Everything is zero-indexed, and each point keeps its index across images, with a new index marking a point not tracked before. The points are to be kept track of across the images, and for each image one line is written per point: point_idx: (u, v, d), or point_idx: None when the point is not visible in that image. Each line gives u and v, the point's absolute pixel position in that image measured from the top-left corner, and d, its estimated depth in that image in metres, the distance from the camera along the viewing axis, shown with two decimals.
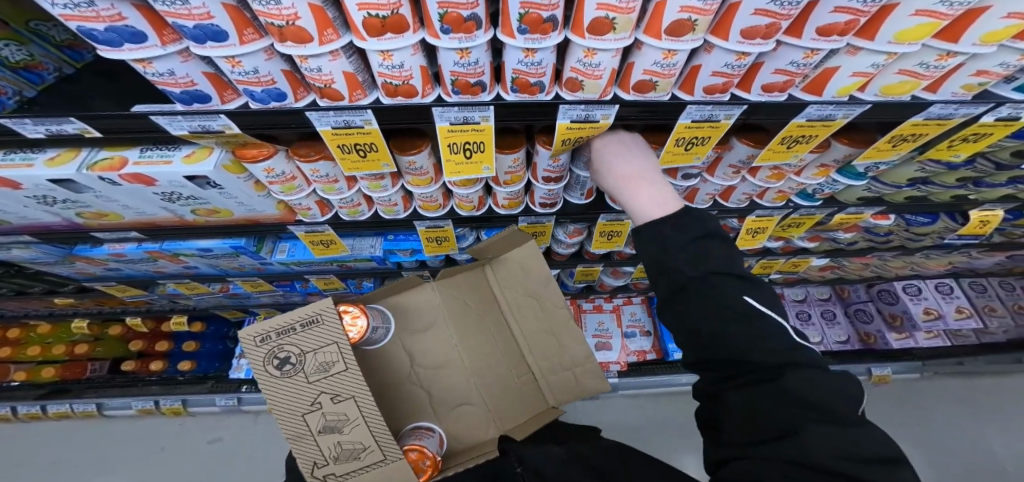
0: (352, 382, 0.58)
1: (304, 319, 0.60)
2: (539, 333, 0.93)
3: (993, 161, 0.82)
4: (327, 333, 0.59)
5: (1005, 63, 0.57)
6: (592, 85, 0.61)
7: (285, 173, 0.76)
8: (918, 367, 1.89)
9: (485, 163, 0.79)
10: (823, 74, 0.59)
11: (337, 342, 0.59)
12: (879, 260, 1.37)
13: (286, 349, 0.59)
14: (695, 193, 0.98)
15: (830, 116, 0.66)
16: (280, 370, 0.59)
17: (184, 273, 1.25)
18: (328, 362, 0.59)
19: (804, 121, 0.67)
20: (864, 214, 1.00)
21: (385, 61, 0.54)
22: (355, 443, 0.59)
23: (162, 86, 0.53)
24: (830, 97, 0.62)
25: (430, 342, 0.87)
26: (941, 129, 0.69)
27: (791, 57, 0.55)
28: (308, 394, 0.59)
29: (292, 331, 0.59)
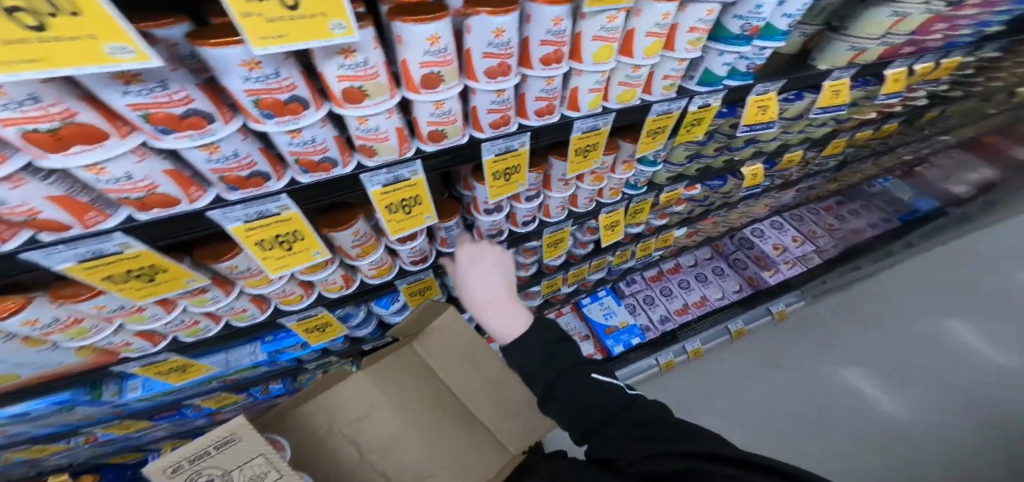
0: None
1: (218, 441, 0.61)
2: (472, 388, 1.12)
3: (723, 134, 1.04)
4: (250, 446, 0.63)
5: (674, 68, 0.74)
6: (384, 147, 0.65)
7: (61, 318, 0.68)
8: (798, 294, 2.23)
9: (312, 248, 0.76)
10: (573, 92, 0.72)
11: (265, 453, 0.64)
12: (722, 216, 1.60)
13: (205, 473, 0.60)
14: (548, 209, 1.11)
15: (595, 126, 0.78)
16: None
17: (19, 440, 1.07)
18: (262, 473, 0.64)
19: (580, 133, 0.79)
20: (678, 191, 1.19)
21: (99, 175, 0.47)
22: None
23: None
24: (586, 111, 0.75)
25: (376, 425, 1.01)
26: (672, 121, 0.86)
27: (538, 85, 0.67)
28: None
29: (205, 455, 0.60)
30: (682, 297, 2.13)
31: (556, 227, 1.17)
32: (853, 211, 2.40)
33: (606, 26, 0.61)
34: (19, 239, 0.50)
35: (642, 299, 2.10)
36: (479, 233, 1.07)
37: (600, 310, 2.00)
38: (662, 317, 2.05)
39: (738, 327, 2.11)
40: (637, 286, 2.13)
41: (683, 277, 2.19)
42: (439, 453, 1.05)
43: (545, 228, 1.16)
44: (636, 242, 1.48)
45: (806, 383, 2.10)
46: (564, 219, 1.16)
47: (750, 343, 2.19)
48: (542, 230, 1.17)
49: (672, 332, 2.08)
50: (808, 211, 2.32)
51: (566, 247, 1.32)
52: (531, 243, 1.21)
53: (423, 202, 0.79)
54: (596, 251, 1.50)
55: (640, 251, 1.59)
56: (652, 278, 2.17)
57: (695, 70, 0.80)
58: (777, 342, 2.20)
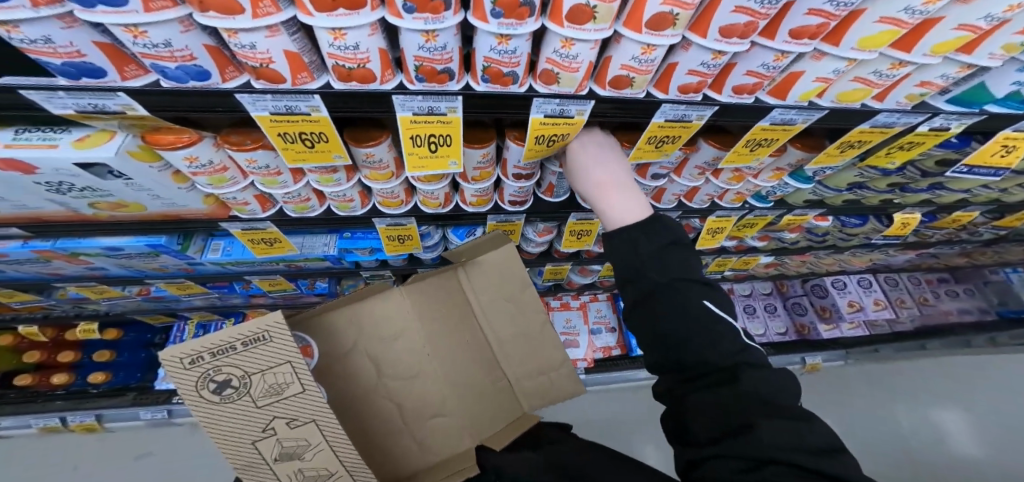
0: (312, 406, 0.51)
1: (247, 336, 0.46)
2: (514, 339, 0.85)
3: (920, 169, 0.90)
4: (282, 350, 0.48)
5: (945, 74, 0.61)
6: (567, 78, 0.61)
7: (213, 163, 0.69)
8: (842, 355, 2.08)
9: (451, 158, 0.78)
10: (790, 77, 0.61)
11: (292, 361, 0.48)
12: (815, 258, 1.48)
13: (225, 371, 0.46)
14: (661, 193, 1.01)
15: (791, 120, 0.69)
16: (218, 395, 0.47)
17: (89, 276, 1.10)
18: (282, 385, 0.49)
19: (767, 124, 0.70)
20: (808, 217, 1.07)
21: (336, 40, 0.50)
22: (318, 469, 0.55)
23: (35, 55, 0.44)
24: (792, 101, 0.65)
25: (400, 351, 0.76)
26: (883, 137, 0.74)
27: (763, 59, 0.57)
28: (259, 420, 0.50)
29: (229, 351, 0.45)
30: None
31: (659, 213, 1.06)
32: (950, 293, 2.28)
33: (915, 7, 0.47)
34: (239, 81, 0.55)
35: None
36: None
37: None
38: None
39: None
40: None
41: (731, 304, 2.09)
42: (463, 404, 0.81)
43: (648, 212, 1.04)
44: (716, 256, 1.34)
45: None
46: (673, 208, 1.04)
47: None
48: None
49: None
50: (908, 278, 2.20)
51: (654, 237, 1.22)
52: None
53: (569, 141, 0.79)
54: None
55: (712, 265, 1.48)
56: None
57: (965, 82, 0.65)
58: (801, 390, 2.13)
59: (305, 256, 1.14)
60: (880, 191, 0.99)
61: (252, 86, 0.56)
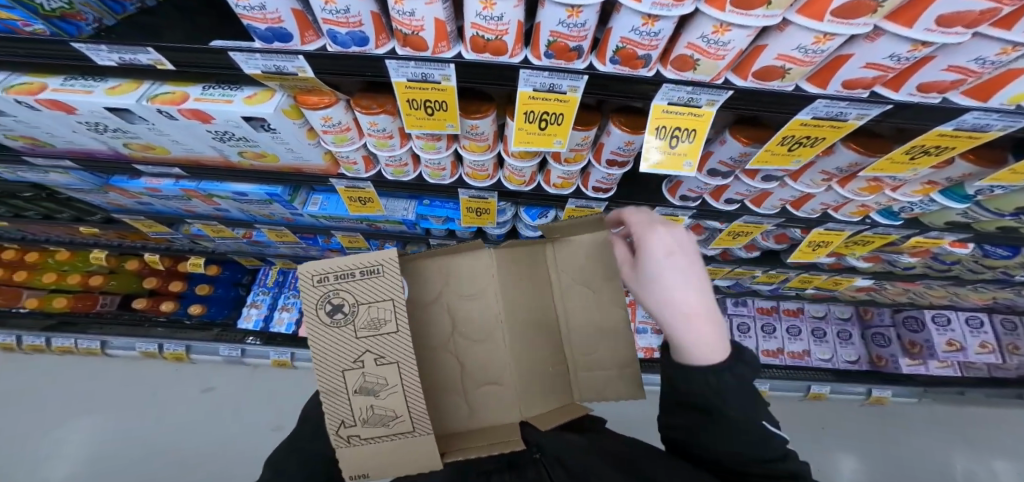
0: (399, 345, 0.54)
1: (365, 266, 0.55)
2: (586, 329, 0.78)
3: None
4: (387, 286, 0.54)
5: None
6: (708, 65, 0.58)
7: (343, 123, 0.74)
8: (919, 392, 1.93)
9: (558, 136, 0.77)
10: (1003, 76, 0.51)
11: (394, 299, 0.54)
12: (923, 287, 1.35)
13: (340, 296, 0.55)
14: (765, 197, 0.96)
15: (985, 126, 0.59)
16: (331, 317, 0.55)
17: (213, 216, 1.20)
18: (380, 320, 0.54)
19: (951, 128, 0.60)
20: (943, 241, 0.94)
21: (485, 10, 0.53)
22: (388, 410, 0.55)
23: (247, 21, 0.50)
24: (996, 104, 0.55)
25: (479, 311, 0.72)
26: None
27: (980, 52, 0.47)
28: (353, 349, 0.55)
29: (349, 276, 0.55)
30: (781, 341, 1.97)
31: (756, 219, 1.03)
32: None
33: None
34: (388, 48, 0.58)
35: (738, 324, 1.97)
36: (677, 187, 1.01)
37: None
38: None
39: (820, 391, 1.89)
40: (742, 310, 2.00)
41: (796, 324, 1.99)
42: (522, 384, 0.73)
43: (743, 215, 1.02)
44: (803, 271, 1.29)
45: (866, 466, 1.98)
46: (774, 215, 1.00)
47: (823, 408, 2.10)
48: (738, 216, 1.03)
49: None
50: None
51: (738, 244, 1.18)
52: (713, 222, 1.10)
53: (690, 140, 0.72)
54: (757, 261, 1.31)
55: (795, 281, 1.42)
56: (761, 310, 2.00)
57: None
58: (852, 416, 2.09)
59: (388, 218, 1.18)
60: None
61: (404, 54, 0.59)
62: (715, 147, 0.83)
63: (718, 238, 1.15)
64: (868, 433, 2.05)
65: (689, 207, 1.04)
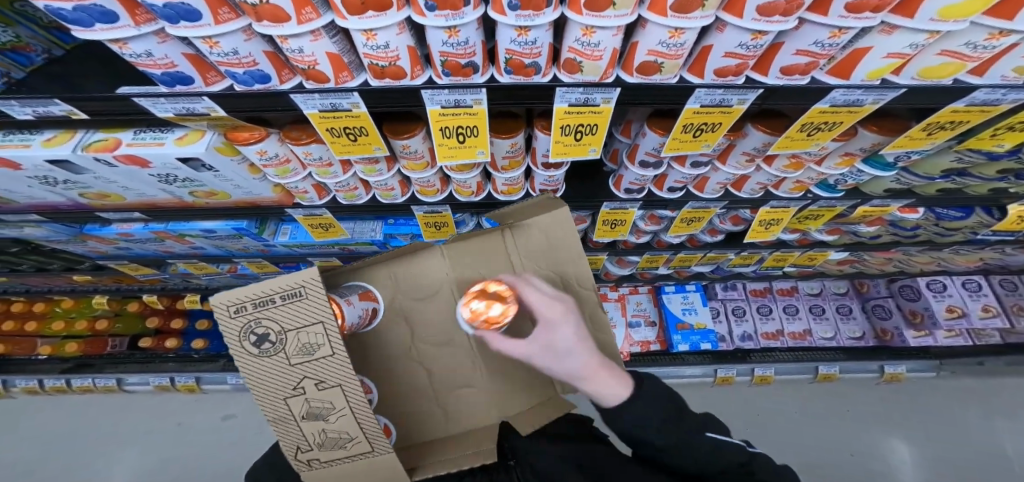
0: (339, 368, 0.49)
1: (285, 290, 0.48)
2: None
3: None
4: (313, 307, 0.48)
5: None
6: (591, 66, 0.60)
7: (278, 155, 0.75)
8: (934, 366, 1.86)
9: (479, 147, 0.79)
10: (853, 54, 0.55)
11: (324, 322, 0.48)
12: (904, 255, 1.31)
13: (263, 324, 0.48)
14: (705, 182, 0.98)
15: (857, 101, 0.62)
16: (258, 348, 0.49)
17: (192, 254, 1.29)
18: (313, 344, 0.48)
19: (827, 106, 0.64)
20: (890, 207, 0.95)
21: (369, 41, 0.52)
22: (341, 432, 0.53)
23: (143, 67, 0.52)
24: (858, 80, 0.58)
25: (438, 312, 0.69)
26: (984, 116, 0.65)
27: (816, 36, 0.51)
28: (290, 378, 0.50)
29: (269, 303, 0.48)
30: (780, 322, 1.91)
31: (703, 203, 1.04)
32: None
33: None
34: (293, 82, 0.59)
35: (732, 309, 1.94)
36: (620, 181, 1.01)
37: (681, 303, 1.89)
38: (744, 334, 1.88)
39: (829, 372, 1.85)
40: (733, 294, 1.97)
41: (792, 303, 1.94)
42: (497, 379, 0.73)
43: (689, 202, 1.04)
44: (774, 250, 1.27)
45: (890, 452, 1.88)
46: (718, 199, 1.02)
47: (834, 389, 2.02)
48: (685, 202, 1.05)
49: (746, 351, 1.87)
50: None
51: (697, 229, 1.20)
52: (664, 211, 1.12)
53: (597, 133, 0.76)
54: (724, 243, 1.32)
55: (770, 261, 1.40)
56: (753, 292, 1.97)
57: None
58: (867, 398, 2.00)
59: (356, 241, 1.20)
60: (988, 179, 0.85)
61: (306, 86, 0.59)
62: (639, 140, 0.85)
63: (674, 225, 1.18)
64: (885, 410, 1.97)
65: (636, 199, 1.04)
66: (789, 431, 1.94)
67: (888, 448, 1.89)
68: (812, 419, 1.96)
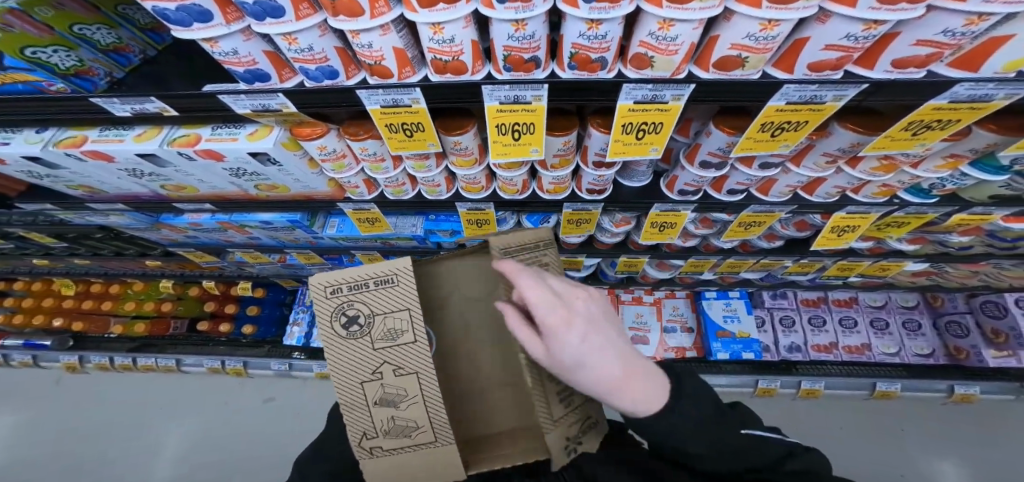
0: (418, 356, 0.54)
1: (378, 276, 0.53)
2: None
3: None
4: (401, 296, 0.53)
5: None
6: (663, 61, 0.56)
7: (336, 151, 0.76)
8: (1018, 391, 1.68)
9: (534, 145, 0.76)
10: (986, 45, 0.49)
11: (410, 309, 0.53)
12: (993, 268, 1.18)
13: (354, 307, 0.54)
14: (772, 184, 0.92)
15: (986, 96, 0.55)
16: (346, 330, 0.54)
17: (249, 243, 1.35)
18: (398, 330, 0.53)
19: (945, 102, 0.57)
20: (993, 216, 0.85)
21: (435, 34, 0.51)
22: (409, 421, 0.56)
23: (227, 65, 0.53)
24: (990, 73, 0.52)
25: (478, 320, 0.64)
26: None
27: (947, 24, 0.45)
28: (371, 361, 0.54)
29: (364, 287, 0.53)
30: (835, 335, 1.78)
31: (767, 206, 0.98)
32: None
33: None
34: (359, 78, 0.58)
35: (780, 318, 1.83)
36: (673, 182, 0.98)
37: (722, 310, 1.80)
38: (791, 346, 1.79)
39: (889, 389, 1.68)
40: (782, 303, 1.86)
41: (850, 315, 1.81)
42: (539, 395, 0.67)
43: (751, 205, 0.98)
44: (840, 258, 1.18)
45: (952, 479, 1.74)
46: (784, 202, 0.95)
47: (894, 409, 1.87)
48: (745, 206, 0.98)
49: (792, 363, 1.75)
50: None
51: (756, 233, 1.13)
52: (721, 214, 1.06)
53: (660, 132, 0.72)
54: (784, 249, 1.24)
55: (833, 270, 1.30)
56: (806, 302, 1.86)
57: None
58: (931, 420, 1.85)
59: (398, 235, 1.22)
60: None
61: (371, 82, 0.59)
62: (702, 139, 0.80)
63: (730, 229, 1.12)
64: (953, 435, 1.81)
65: (690, 201, 1.00)
66: (843, 451, 1.81)
67: (951, 474, 1.75)
68: (869, 440, 1.83)
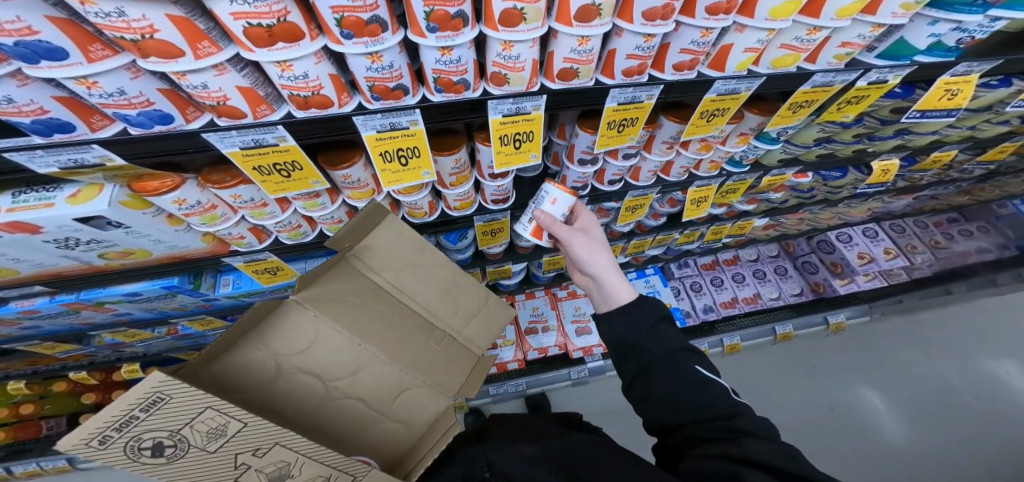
0: (258, 436, 0.54)
1: (141, 405, 0.44)
2: (433, 302, 0.85)
3: (876, 119, 0.88)
4: (186, 402, 0.47)
5: (863, 34, 0.61)
6: (516, 77, 0.64)
7: (201, 202, 0.73)
8: (866, 309, 2.05)
9: (423, 167, 0.78)
10: (722, 51, 0.64)
11: (208, 408, 0.48)
12: (812, 214, 1.47)
13: (149, 436, 0.48)
14: (639, 171, 1.05)
15: (735, 90, 0.71)
16: (162, 456, 0.50)
17: (119, 321, 1.22)
18: (215, 428, 0.50)
19: (715, 96, 0.72)
20: (787, 175, 1.07)
21: (284, 71, 0.52)
22: (313, 476, 0.63)
23: (6, 117, 0.47)
24: (731, 72, 0.67)
25: (328, 352, 0.74)
26: (827, 94, 0.74)
27: (690, 36, 0.60)
28: (223, 460, 0.54)
29: (135, 422, 0.45)
30: (732, 290, 2.04)
31: (641, 191, 1.12)
32: (964, 232, 2.20)
33: (802, 37, 0.60)
34: (202, 120, 0.57)
35: (689, 285, 2.05)
36: (565, 182, 1.06)
37: (644, 287, 1.98)
38: (705, 307, 2.00)
39: (786, 330, 1.97)
40: (688, 271, 2.08)
41: (739, 271, 2.08)
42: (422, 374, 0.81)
43: (629, 192, 1.11)
44: (709, 225, 1.39)
45: (854, 399, 2.02)
46: (652, 186, 1.10)
47: (793, 346, 2.15)
48: (625, 193, 1.12)
49: (711, 323, 1.98)
50: (912, 223, 2.12)
51: (642, 214, 1.27)
52: (610, 203, 1.19)
53: (535, 139, 0.80)
54: (667, 225, 1.42)
55: (709, 235, 1.51)
56: (704, 266, 2.09)
57: (885, 39, 0.65)
58: (824, 350, 2.15)
59: None
60: (849, 143, 0.98)
61: (215, 124, 0.57)
62: (574, 140, 0.91)
63: (622, 214, 1.24)
64: (841, 359, 2.13)
65: (582, 196, 1.10)
66: (762, 390, 2.04)
67: (854, 396, 2.03)
68: (784, 377, 2.08)
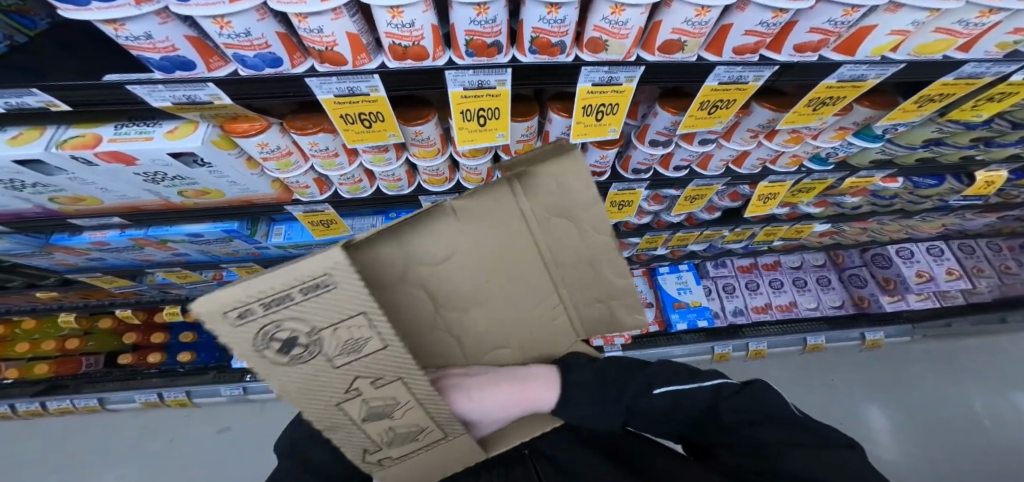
0: (397, 361, 0.37)
1: (308, 282, 0.28)
2: (586, 285, 0.55)
3: (1009, 121, 0.82)
4: (366, 292, 0.30)
5: None
6: (616, 45, 0.60)
7: (281, 147, 0.71)
8: (908, 330, 1.98)
9: (500, 130, 0.75)
10: (859, 33, 0.59)
11: (371, 310, 0.32)
12: (877, 224, 1.40)
13: (287, 326, 0.30)
14: (708, 160, 1.00)
15: (862, 76, 0.65)
16: (286, 355, 0.32)
17: (174, 262, 1.25)
18: (359, 340, 0.33)
19: (835, 81, 0.67)
20: (874, 178, 1.01)
21: (394, 19, 0.49)
22: (410, 426, 0.44)
23: (138, 51, 0.47)
24: (863, 56, 0.62)
25: (458, 280, 0.49)
26: (969, 88, 0.68)
27: (829, 14, 0.55)
28: (339, 380, 0.36)
29: (290, 301, 0.28)
30: (768, 296, 1.98)
31: (706, 181, 1.08)
32: None
33: (969, 21, 0.55)
34: (307, 66, 0.55)
35: (723, 286, 2.00)
36: (628, 163, 1.02)
37: (676, 283, 1.94)
38: (736, 309, 1.95)
39: (817, 341, 1.93)
40: (724, 271, 2.02)
41: (777, 277, 2.02)
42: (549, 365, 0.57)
43: (693, 180, 1.07)
44: (765, 224, 1.34)
45: (884, 421, 1.96)
46: (720, 176, 1.05)
47: (821, 359, 2.10)
48: (689, 181, 1.08)
49: (738, 326, 1.94)
50: (986, 244, 2.01)
51: (699, 206, 1.23)
52: (669, 190, 1.15)
53: (618, 112, 0.76)
54: (721, 220, 1.37)
55: (760, 236, 1.45)
56: (741, 268, 2.04)
57: None
58: (854, 366, 2.09)
59: (357, 238, 1.17)
60: (962, 147, 0.91)
61: (318, 70, 0.55)
62: (650, 120, 0.86)
63: (678, 203, 1.20)
64: (872, 378, 2.07)
65: (644, 179, 1.06)
66: (787, 399, 2.00)
67: (884, 418, 1.97)
68: (811, 389, 2.04)
